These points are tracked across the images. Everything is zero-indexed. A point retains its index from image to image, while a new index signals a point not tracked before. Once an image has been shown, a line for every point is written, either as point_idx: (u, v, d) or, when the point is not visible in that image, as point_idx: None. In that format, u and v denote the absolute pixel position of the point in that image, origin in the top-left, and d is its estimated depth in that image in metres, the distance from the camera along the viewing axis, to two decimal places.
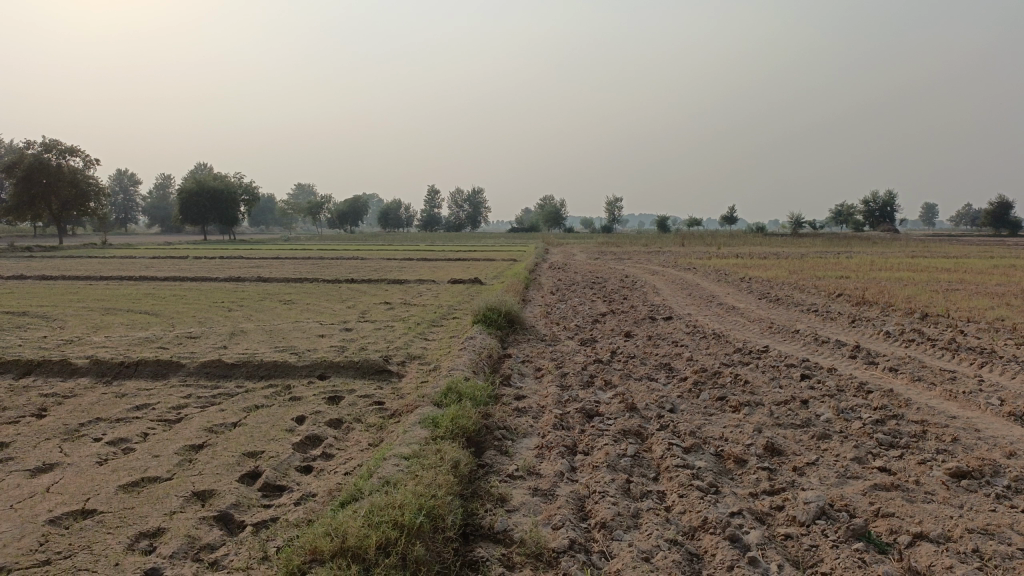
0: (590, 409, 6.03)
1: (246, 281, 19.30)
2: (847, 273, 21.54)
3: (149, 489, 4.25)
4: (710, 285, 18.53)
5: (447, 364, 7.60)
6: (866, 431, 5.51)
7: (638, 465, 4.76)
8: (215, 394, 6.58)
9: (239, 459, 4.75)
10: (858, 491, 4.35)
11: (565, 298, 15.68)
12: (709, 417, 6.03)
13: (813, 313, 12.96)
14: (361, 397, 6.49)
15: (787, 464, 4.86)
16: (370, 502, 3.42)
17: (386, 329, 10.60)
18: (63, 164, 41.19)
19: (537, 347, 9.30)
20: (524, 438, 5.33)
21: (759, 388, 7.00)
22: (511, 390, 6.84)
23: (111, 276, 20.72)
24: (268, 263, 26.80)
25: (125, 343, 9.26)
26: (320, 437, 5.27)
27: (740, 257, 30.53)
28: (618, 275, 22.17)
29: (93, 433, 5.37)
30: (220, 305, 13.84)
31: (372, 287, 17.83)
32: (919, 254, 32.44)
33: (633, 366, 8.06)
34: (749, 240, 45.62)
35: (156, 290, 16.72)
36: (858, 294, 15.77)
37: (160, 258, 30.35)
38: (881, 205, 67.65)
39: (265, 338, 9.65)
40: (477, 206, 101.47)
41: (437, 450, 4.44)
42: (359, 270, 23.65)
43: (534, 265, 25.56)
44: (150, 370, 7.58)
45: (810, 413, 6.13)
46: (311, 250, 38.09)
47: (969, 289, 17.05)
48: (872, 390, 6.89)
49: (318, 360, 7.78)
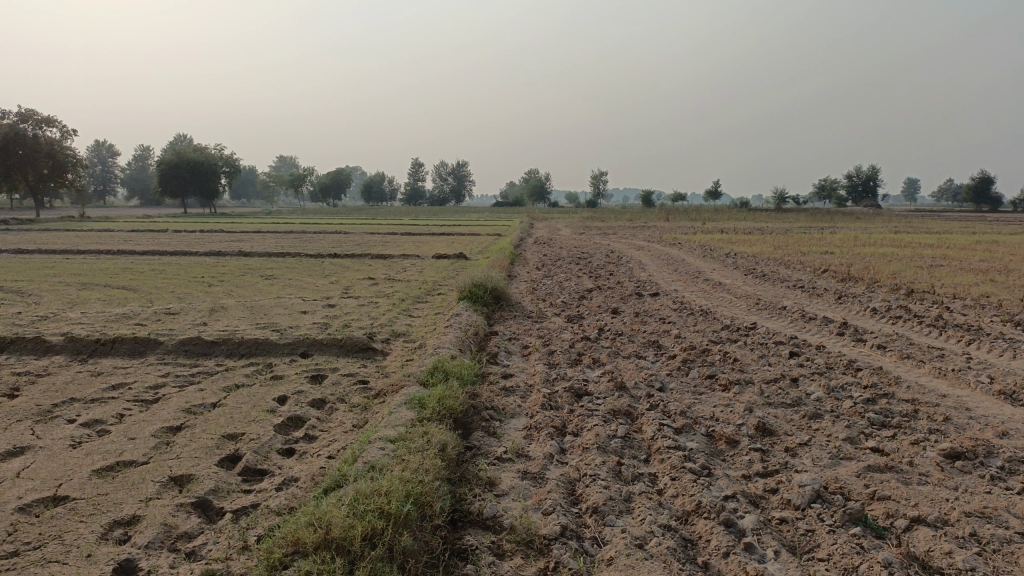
0: (578, 388, 5.93)
1: (227, 255, 19.03)
2: (831, 248, 21.56)
3: (124, 474, 4.10)
4: (695, 261, 18.48)
5: (432, 342, 7.47)
6: (857, 411, 5.45)
7: (628, 447, 4.66)
8: (195, 373, 6.42)
9: (218, 442, 4.60)
10: (852, 474, 4.28)
11: (551, 273, 15.56)
12: (699, 396, 5.95)
13: (800, 290, 12.93)
14: (345, 376, 6.36)
15: (779, 444, 4.78)
16: (354, 489, 3.29)
17: (370, 305, 10.44)
18: (39, 135, 40.37)
19: (524, 324, 9.18)
20: (512, 419, 5.22)
21: (748, 366, 6.92)
22: (498, 368, 6.72)
23: (89, 250, 20.33)
24: (250, 238, 26.41)
25: (102, 319, 9.04)
26: (303, 418, 5.13)
27: (725, 232, 30.50)
28: (604, 250, 22.06)
29: (67, 414, 5.20)
30: (201, 280, 13.60)
31: (355, 262, 17.62)
32: (902, 229, 32.49)
33: (621, 343, 7.96)
34: (733, 214, 45.60)
35: (135, 265, 16.41)
36: (844, 270, 15.77)
37: (138, 232, 29.87)
38: (864, 180, 67.81)
39: (247, 315, 9.46)
40: (461, 180, 100.84)
41: (425, 433, 4.32)
42: (342, 244, 23.37)
43: (519, 240, 25.38)
44: (128, 348, 7.39)
45: (801, 391, 6.07)
46: (294, 224, 37.68)
47: (953, 265, 17.11)
48: (862, 368, 6.84)
49: (301, 338, 7.62)
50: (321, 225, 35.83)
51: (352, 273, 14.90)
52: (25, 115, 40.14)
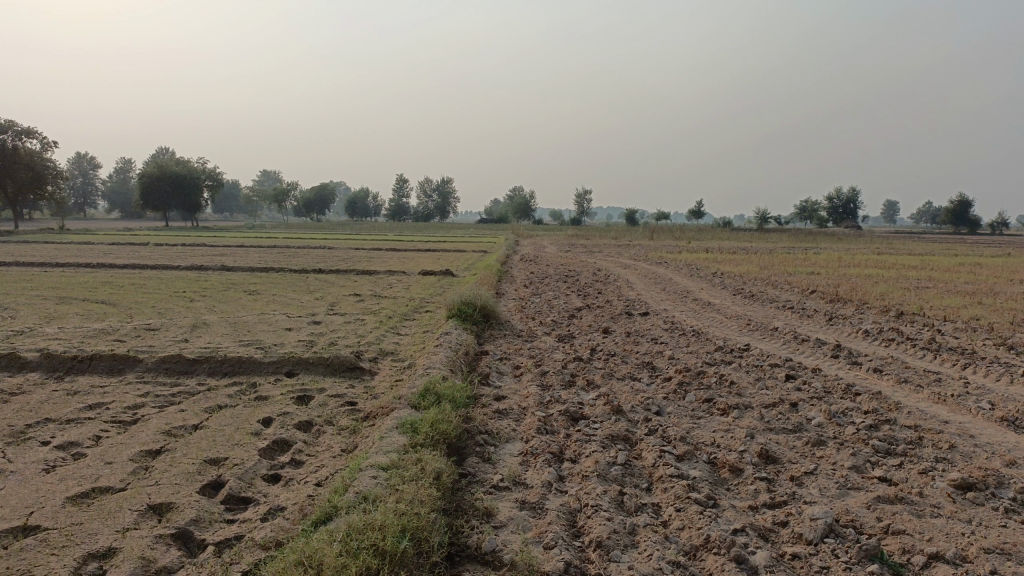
0: (574, 411, 5.76)
1: (209, 269, 18.73)
2: (816, 269, 21.56)
3: (100, 502, 3.86)
4: (682, 280, 18.40)
5: (423, 361, 7.28)
6: (860, 437, 5.32)
7: (629, 475, 4.49)
8: (175, 392, 6.18)
9: (199, 467, 4.38)
10: (862, 505, 4.13)
11: (539, 291, 15.41)
12: (698, 420, 5.80)
13: (790, 310, 12.85)
14: (333, 397, 6.14)
15: (784, 473, 4.64)
16: (346, 523, 3.09)
17: (356, 323, 10.22)
18: (18, 145, 39.83)
19: (514, 343, 9.01)
20: (507, 444, 5.04)
21: (746, 390, 6.77)
22: (491, 389, 6.53)
23: (68, 263, 19.98)
24: (233, 252, 26.10)
25: (79, 335, 8.77)
26: (289, 442, 4.91)
27: (710, 251, 30.49)
28: (591, 268, 21.97)
29: (41, 436, 4.95)
30: (182, 295, 13.33)
31: (340, 278, 17.39)
32: (885, 251, 32.64)
33: (614, 365, 7.80)
34: (717, 234, 45.87)
35: (114, 279, 16.07)
36: (832, 290, 15.75)
37: (119, 244, 29.47)
38: (844, 202, 68.46)
39: (230, 331, 9.21)
40: (446, 196, 100.96)
41: (419, 460, 4.12)
42: (327, 259, 23.11)
43: (505, 257, 25.23)
44: (106, 365, 7.14)
45: (801, 417, 5.92)
46: (276, 238, 37.27)
47: (939, 287, 17.13)
48: (861, 393, 6.72)
49: (286, 356, 7.40)
50: (305, 240, 35.55)
51: (337, 289, 14.68)
52: (5, 125, 39.53)
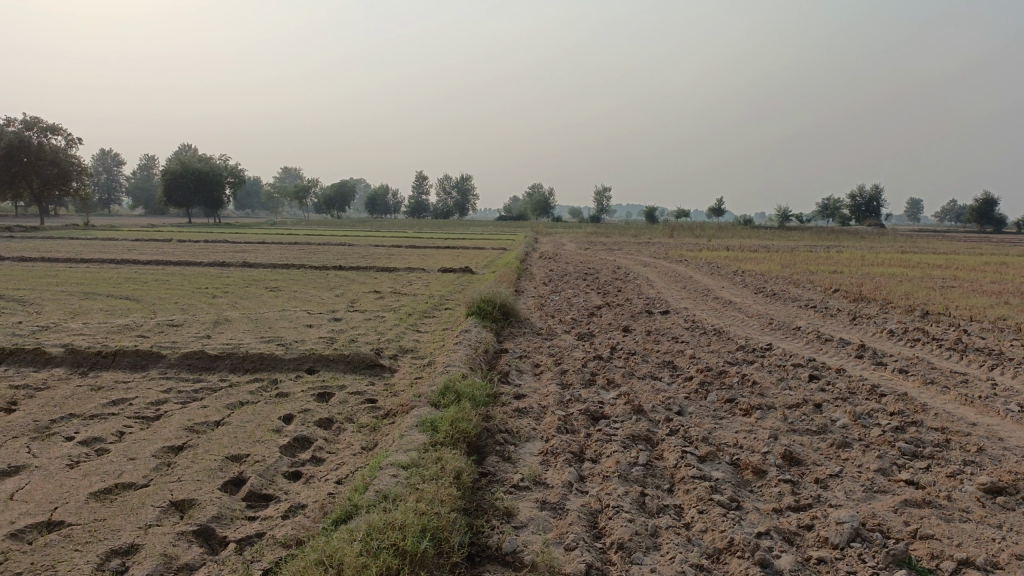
0: (595, 411, 5.72)
1: (231, 266, 18.87)
2: (839, 268, 21.32)
3: (123, 498, 3.88)
4: (703, 278, 18.27)
5: (442, 359, 7.27)
6: (886, 439, 5.24)
7: (651, 476, 4.45)
8: (197, 388, 6.22)
9: (221, 464, 4.39)
10: (889, 509, 4.06)
11: (558, 289, 15.37)
12: (720, 421, 5.74)
13: (812, 310, 12.71)
14: (353, 394, 6.15)
15: (808, 475, 4.57)
16: (367, 522, 3.07)
17: (376, 320, 10.24)
18: (44, 142, 40.34)
19: (534, 341, 8.99)
20: (527, 443, 5.01)
21: (768, 390, 6.70)
22: (510, 388, 6.51)
23: (92, 259, 20.21)
24: (254, 248, 26.27)
25: (103, 330, 8.85)
26: (309, 439, 4.92)
27: (731, 249, 30.26)
28: (610, 266, 21.89)
29: (65, 431, 4.99)
30: (204, 291, 13.43)
31: (360, 275, 17.44)
32: (909, 249, 32.24)
33: (635, 363, 7.74)
34: (738, 232, 45.56)
35: (138, 275, 16.22)
36: (855, 289, 15.58)
37: (142, 241, 29.77)
38: (867, 200, 67.71)
39: (251, 328, 9.26)
40: (465, 193, 101.09)
41: (439, 459, 4.11)
42: (347, 256, 23.20)
43: (525, 255, 25.20)
44: (129, 361, 7.20)
45: (825, 418, 5.85)
46: (296, 235, 37.46)
47: (965, 286, 16.88)
48: (886, 394, 6.63)
49: (307, 353, 7.42)
50: (325, 237, 35.72)
51: (357, 286, 14.73)
52: (31, 123, 40.03)
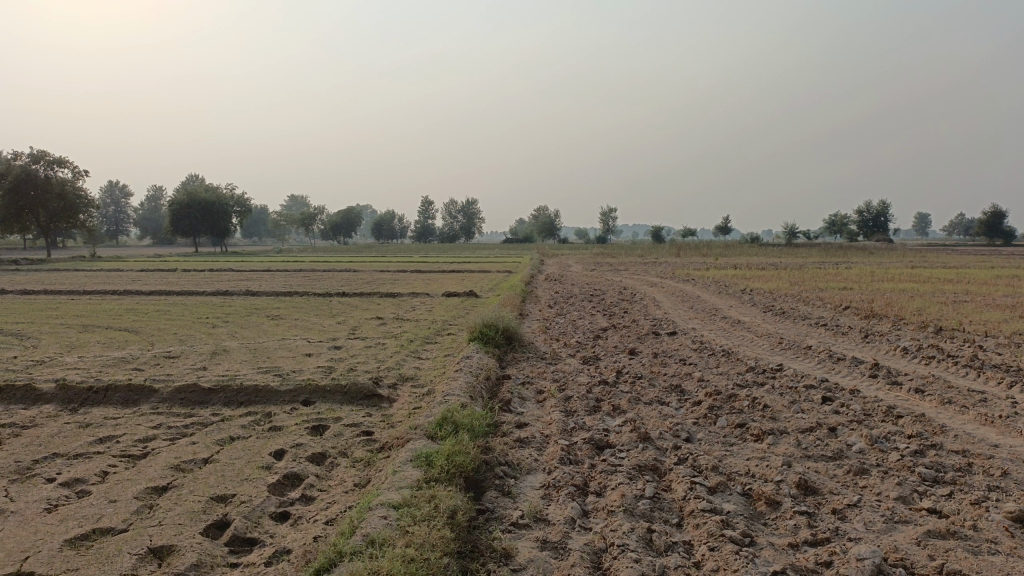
0: (599, 440, 5.49)
1: (234, 294, 18.72)
2: (849, 284, 21.03)
3: (99, 545, 3.67)
4: (711, 298, 18.03)
5: (442, 387, 7.05)
6: (906, 465, 4.99)
7: (658, 509, 4.21)
8: (188, 424, 6.01)
9: (205, 506, 4.18)
10: (912, 541, 3.82)
11: (564, 311, 15.17)
12: (730, 448, 5.50)
13: (822, 328, 12.45)
14: (348, 427, 5.94)
15: (825, 506, 4.33)
16: (349, 573, 2.86)
17: (377, 347, 10.04)
18: (50, 175, 40.55)
19: (538, 367, 8.77)
20: (528, 475, 4.79)
21: (780, 414, 6.44)
22: (512, 416, 6.29)
23: (95, 290, 20.13)
24: (259, 277, 26.16)
25: (98, 364, 8.67)
26: (300, 476, 4.70)
27: (738, 267, 29.99)
28: (617, 287, 21.68)
29: (47, 472, 4.79)
30: (205, 321, 13.27)
31: (364, 301, 17.27)
32: (919, 264, 31.92)
33: (641, 388, 7.51)
34: (745, 250, 45.36)
35: (139, 305, 16.09)
36: (866, 306, 15.31)
37: (148, 271, 29.75)
38: (874, 215, 67.41)
39: (249, 358, 9.07)
40: (472, 217, 101.27)
41: (433, 496, 3.88)
42: (351, 283, 23.05)
43: (530, 277, 25.02)
44: (121, 396, 7.01)
45: (841, 442, 5.60)
46: (302, 262, 37.33)
47: (977, 300, 16.57)
48: (902, 415, 6.37)
49: (303, 384, 7.21)
50: (331, 264, 35.59)
51: (360, 312, 14.56)
52: (37, 157, 40.29)
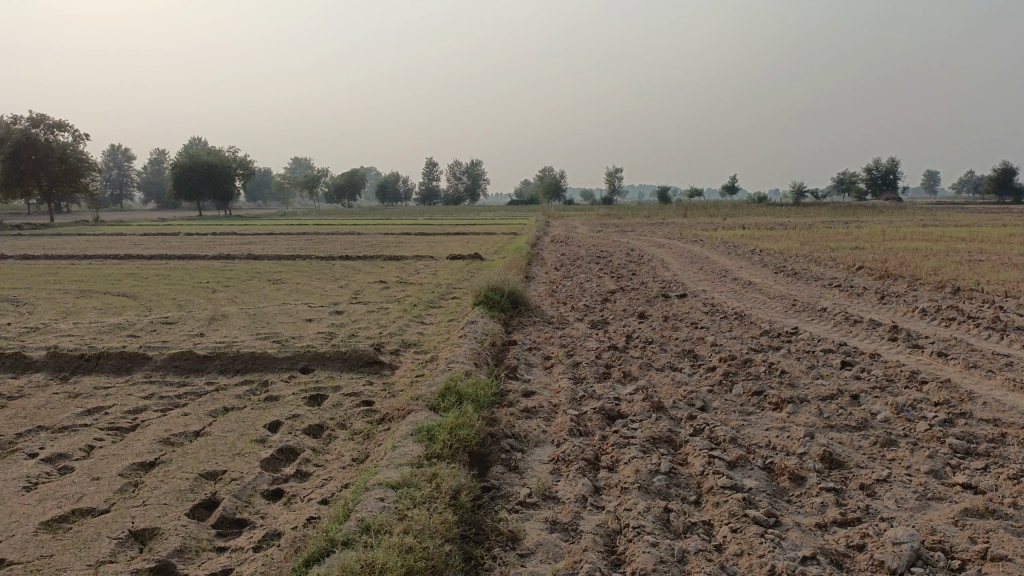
0: (610, 410, 5.22)
1: (235, 258, 18.42)
2: (861, 244, 20.58)
3: (77, 528, 3.43)
4: (720, 258, 17.68)
5: (446, 354, 6.79)
6: (935, 436, 4.71)
7: (675, 486, 3.95)
8: (181, 393, 5.76)
9: (193, 484, 3.93)
10: (947, 520, 3.56)
11: (570, 273, 14.86)
12: (748, 417, 5.23)
13: (837, 289, 12.12)
14: (348, 396, 5.68)
15: (852, 481, 4.07)
16: (340, 565, 2.62)
17: (379, 312, 9.78)
18: (51, 138, 40.09)
19: (544, 331, 8.49)
20: (536, 449, 4.53)
21: (798, 380, 6.16)
22: (519, 384, 6.02)
23: (95, 254, 19.87)
24: (262, 240, 25.83)
25: (93, 330, 8.42)
26: (295, 451, 4.45)
27: (747, 227, 29.53)
28: (624, 248, 21.35)
29: (29, 447, 4.56)
30: (205, 285, 12.99)
31: (367, 264, 16.98)
32: (931, 223, 31.45)
33: (653, 353, 7.22)
34: (753, 210, 44.75)
35: (140, 270, 15.83)
36: (879, 266, 14.94)
37: (150, 235, 29.43)
38: (883, 173, 66.52)
39: (248, 324, 8.81)
40: (477, 179, 100.51)
41: (434, 475, 3.62)
42: (354, 246, 22.71)
43: (536, 239, 24.67)
44: (113, 364, 6.78)
45: (864, 411, 5.32)
46: (305, 225, 36.92)
47: (994, 259, 16.19)
48: (927, 381, 6.09)
49: (301, 351, 6.95)
50: (336, 226, 35.13)
51: (363, 276, 14.24)
52: (36, 120, 39.88)
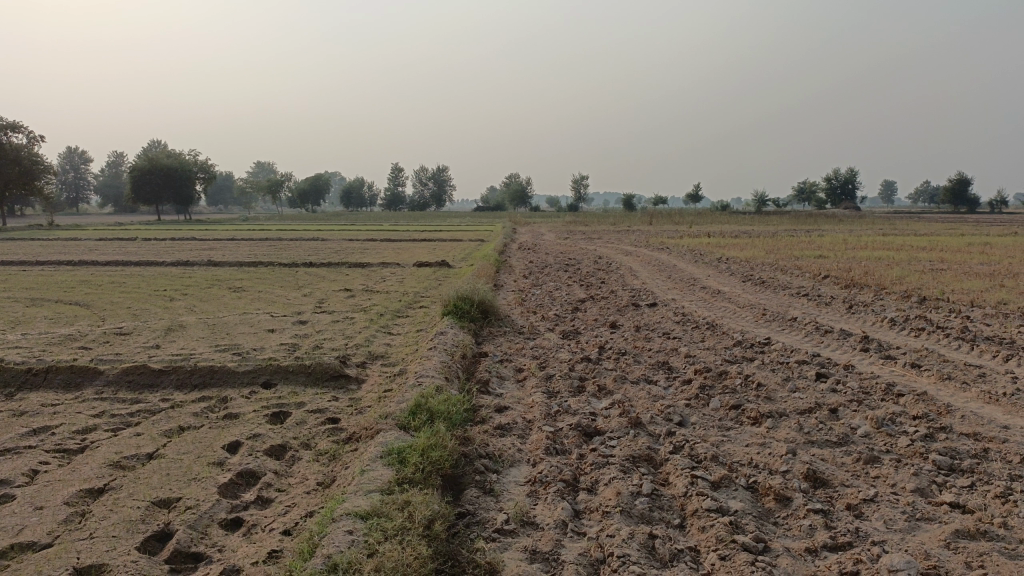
0: (587, 427, 5.04)
1: (195, 265, 17.91)
2: (825, 252, 20.80)
3: (15, 566, 3.14)
4: (688, 266, 17.69)
5: (414, 367, 6.56)
6: (918, 451, 4.62)
7: (658, 509, 3.78)
8: (134, 412, 5.45)
9: (145, 513, 3.65)
10: (940, 542, 3.44)
11: (539, 282, 14.70)
12: (727, 432, 5.10)
13: (805, 298, 12.13)
14: (312, 413, 5.42)
15: (839, 501, 3.94)
16: None
17: (345, 321, 9.50)
18: (3, 141, 38.83)
19: (515, 342, 8.30)
20: (512, 469, 4.33)
21: (776, 394, 6.05)
22: (491, 399, 5.82)
23: (48, 260, 19.19)
24: (223, 246, 25.27)
25: (42, 342, 8.01)
26: (257, 474, 4.20)
27: (710, 235, 29.73)
28: (591, 255, 21.30)
29: None
30: (162, 294, 12.55)
31: (331, 271, 16.62)
32: (889, 231, 32.01)
33: (627, 366, 7.07)
34: (716, 217, 45.19)
35: (94, 277, 15.27)
36: (845, 275, 15.04)
37: (106, 240, 28.58)
38: (842, 182, 67.72)
39: (208, 335, 8.47)
40: (442, 185, 100.24)
41: (406, 503, 3.40)
42: (318, 252, 22.31)
43: (503, 246, 24.51)
44: (62, 378, 6.42)
45: (844, 426, 5.22)
46: (269, 232, 36.15)
47: (954, 268, 16.46)
48: (904, 393, 6.03)
49: (263, 364, 6.66)
50: (298, 232, 34.54)
51: (328, 284, 13.91)
52: None
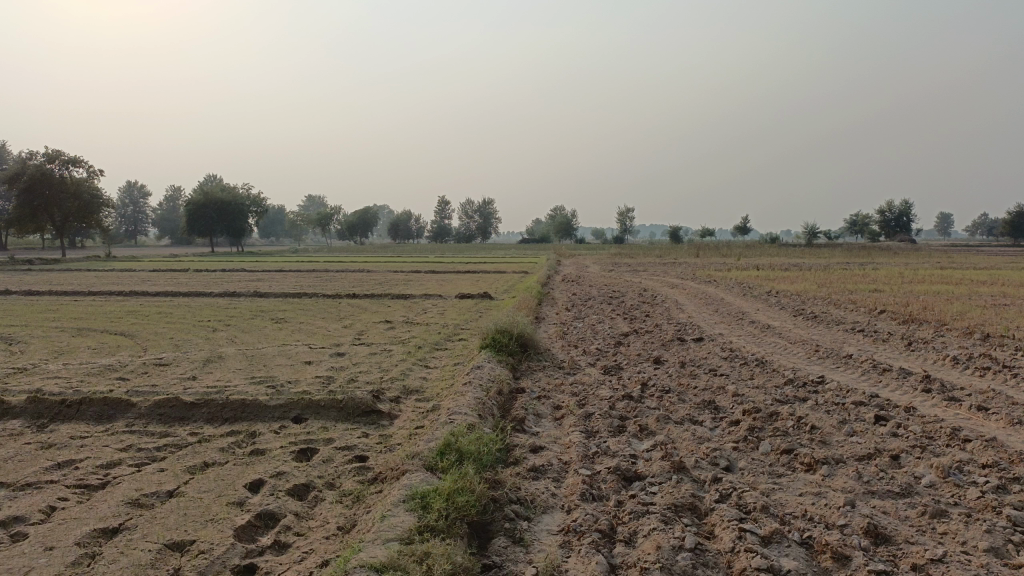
0: (626, 471, 4.74)
1: (240, 296, 18.06)
2: (880, 286, 20.08)
3: None
4: (736, 300, 17.21)
5: (448, 403, 6.34)
6: (991, 505, 4.21)
7: (702, 566, 3.46)
8: (160, 446, 5.32)
9: (156, 557, 3.48)
10: None
11: (582, 315, 14.41)
12: (778, 480, 4.75)
13: (860, 334, 11.61)
14: (340, 451, 5.23)
15: (903, 561, 3.57)
16: None
17: (382, 354, 9.35)
18: (66, 175, 40.22)
19: (555, 377, 8.04)
20: (544, 516, 4.06)
21: (830, 438, 5.65)
22: (525, 438, 5.56)
23: (100, 290, 19.58)
24: (270, 277, 25.58)
25: (82, 373, 8.01)
26: (277, 516, 4.01)
27: (760, 268, 29.07)
28: (636, 288, 20.96)
29: None
30: (206, 324, 12.61)
31: (373, 303, 16.59)
32: (947, 265, 30.96)
33: (670, 404, 6.73)
34: (765, 249, 44.33)
35: (142, 307, 15.48)
36: (902, 310, 14.42)
37: (159, 271, 29.27)
38: (897, 215, 66.02)
39: (244, 367, 8.39)
40: (488, 217, 100.82)
41: (425, 555, 3.17)
42: (362, 283, 22.43)
43: (547, 278, 24.31)
44: (95, 410, 6.36)
45: (907, 474, 4.82)
46: (317, 262, 36.55)
47: (1019, 304, 15.72)
48: (971, 438, 5.58)
49: (295, 398, 6.51)
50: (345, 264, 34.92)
51: (369, 316, 13.85)
52: (51, 156, 39.98)
